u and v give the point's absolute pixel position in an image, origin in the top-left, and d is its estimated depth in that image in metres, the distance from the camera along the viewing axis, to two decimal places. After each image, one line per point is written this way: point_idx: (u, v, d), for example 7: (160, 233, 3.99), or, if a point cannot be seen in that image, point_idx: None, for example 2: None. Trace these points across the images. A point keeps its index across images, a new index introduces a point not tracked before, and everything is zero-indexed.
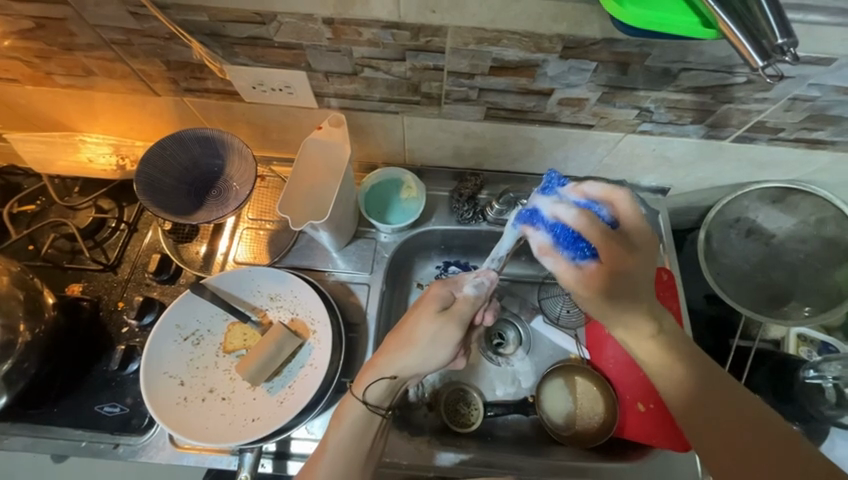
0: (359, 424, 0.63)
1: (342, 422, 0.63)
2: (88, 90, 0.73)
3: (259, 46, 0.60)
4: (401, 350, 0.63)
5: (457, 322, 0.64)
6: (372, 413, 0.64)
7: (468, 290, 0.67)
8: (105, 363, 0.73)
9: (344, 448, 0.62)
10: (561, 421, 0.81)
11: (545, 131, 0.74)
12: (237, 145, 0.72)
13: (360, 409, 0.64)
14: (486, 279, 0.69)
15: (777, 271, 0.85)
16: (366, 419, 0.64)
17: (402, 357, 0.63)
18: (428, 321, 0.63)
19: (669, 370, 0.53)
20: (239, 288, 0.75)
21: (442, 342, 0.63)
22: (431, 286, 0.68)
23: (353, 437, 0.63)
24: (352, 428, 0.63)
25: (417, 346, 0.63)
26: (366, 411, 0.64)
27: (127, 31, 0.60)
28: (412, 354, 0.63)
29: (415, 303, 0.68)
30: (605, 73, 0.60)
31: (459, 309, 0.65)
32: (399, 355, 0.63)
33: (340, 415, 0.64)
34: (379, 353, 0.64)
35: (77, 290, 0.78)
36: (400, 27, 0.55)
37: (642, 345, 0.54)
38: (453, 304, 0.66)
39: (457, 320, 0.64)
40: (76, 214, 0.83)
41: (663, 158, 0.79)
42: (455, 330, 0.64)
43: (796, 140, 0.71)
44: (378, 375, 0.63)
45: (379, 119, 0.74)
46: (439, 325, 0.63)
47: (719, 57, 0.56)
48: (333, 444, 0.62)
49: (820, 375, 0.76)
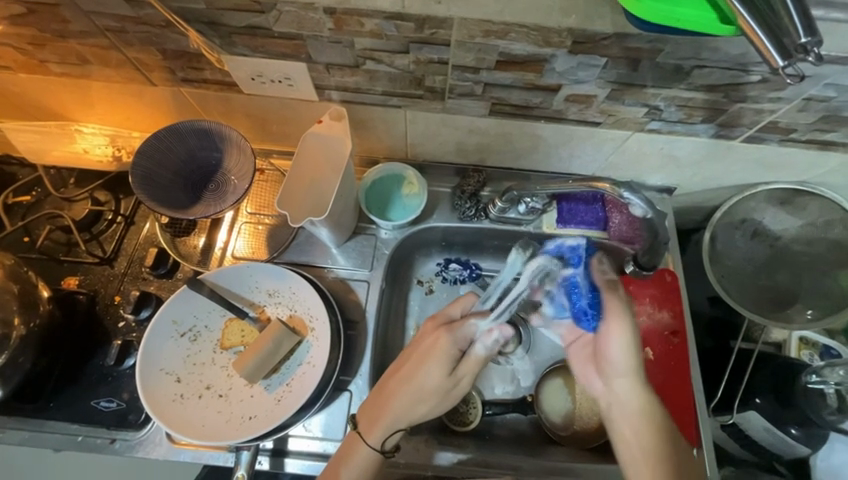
0: (368, 466, 0.64)
1: (352, 462, 0.64)
2: (83, 78, 0.71)
3: (258, 36, 0.58)
4: (420, 402, 0.66)
5: (466, 381, 0.68)
6: (382, 457, 0.65)
7: (479, 349, 0.69)
8: (102, 358, 0.73)
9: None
10: (559, 420, 0.80)
11: (551, 128, 0.72)
12: (236, 138, 0.70)
13: (373, 454, 0.65)
14: (498, 336, 0.69)
15: (781, 274, 0.84)
16: (376, 462, 0.65)
17: (421, 409, 0.66)
18: (443, 378, 0.66)
19: (638, 404, 0.65)
20: (238, 285, 0.74)
21: (453, 395, 0.68)
22: (440, 335, 0.68)
23: (365, 476, 0.64)
24: (364, 468, 0.64)
25: (436, 397, 0.67)
26: (376, 455, 0.64)
27: (121, 18, 0.58)
28: (431, 406, 0.67)
29: (419, 351, 0.68)
30: (615, 69, 0.58)
31: (467, 369, 0.68)
32: (417, 409, 0.66)
33: (349, 452, 0.64)
34: (396, 403, 0.65)
35: (73, 283, 0.77)
36: (404, 18, 0.53)
37: (630, 379, 0.65)
38: (461, 364, 0.68)
39: (463, 382, 0.69)
40: (72, 206, 0.81)
41: (671, 158, 0.77)
42: (465, 385, 0.69)
43: (807, 141, 0.70)
44: (393, 427, 0.65)
45: (381, 113, 0.72)
46: (450, 383, 0.67)
47: (734, 54, 0.54)
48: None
49: (822, 380, 0.74)
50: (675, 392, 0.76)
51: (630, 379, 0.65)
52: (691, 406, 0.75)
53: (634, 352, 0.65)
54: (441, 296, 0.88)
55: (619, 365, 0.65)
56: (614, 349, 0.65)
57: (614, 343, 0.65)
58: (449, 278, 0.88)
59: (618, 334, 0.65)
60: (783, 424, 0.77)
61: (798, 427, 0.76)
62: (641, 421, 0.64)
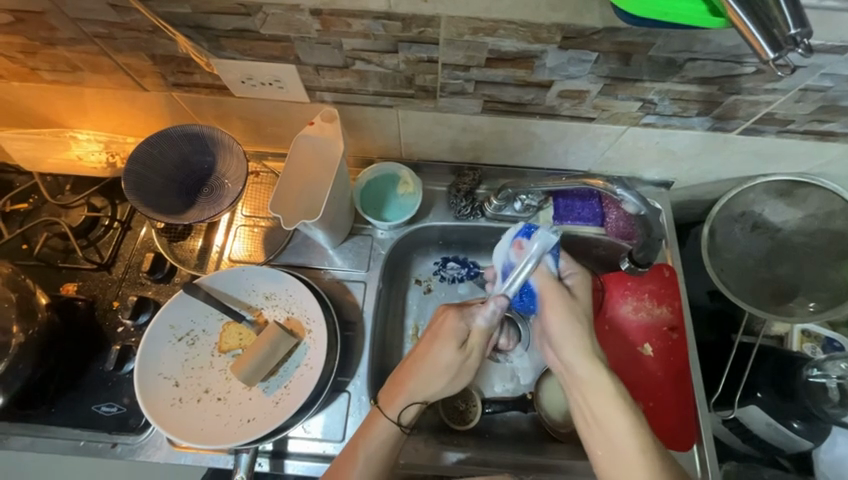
0: (388, 441, 0.64)
1: (371, 439, 0.64)
2: (76, 85, 0.72)
3: (246, 39, 0.58)
4: (434, 379, 0.65)
5: (476, 355, 0.67)
6: (401, 433, 0.65)
7: (481, 322, 0.68)
8: (102, 363, 0.73)
9: (378, 460, 0.63)
10: (560, 417, 0.81)
11: (545, 124, 0.71)
12: (228, 141, 0.70)
13: (391, 428, 0.65)
14: (495, 307, 0.67)
15: (782, 266, 0.83)
16: (396, 438, 0.65)
17: (435, 387, 0.65)
18: (452, 356, 0.65)
19: (593, 380, 0.63)
20: (233, 288, 0.74)
21: (466, 372, 0.67)
22: (446, 315, 0.68)
23: (385, 449, 0.64)
24: (384, 442, 0.64)
25: (447, 374, 0.66)
26: (393, 429, 0.65)
27: (109, 25, 0.58)
28: (444, 381, 0.66)
29: (429, 329, 0.69)
30: (607, 64, 0.57)
31: (476, 341, 0.67)
32: (431, 386, 0.65)
33: (368, 428, 0.65)
34: (410, 377, 0.66)
35: (72, 290, 0.77)
36: (391, 18, 0.53)
37: (581, 357, 0.65)
38: (470, 337, 0.67)
39: (475, 353, 0.67)
40: (69, 213, 0.81)
41: (668, 152, 0.77)
42: (475, 361, 0.67)
43: (806, 132, 0.69)
44: (411, 399, 0.65)
45: (373, 113, 0.72)
46: (462, 356, 0.66)
47: (728, 46, 0.53)
48: (363, 456, 0.63)
49: (823, 374, 0.74)
50: (675, 383, 0.76)
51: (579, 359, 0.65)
52: (690, 400, 0.75)
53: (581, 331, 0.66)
54: (439, 295, 0.88)
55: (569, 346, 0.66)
56: (562, 330, 0.66)
57: (559, 323, 0.67)
58: (448, 277, 0.89)
59: (555, 313, 0.67)
60: (785, 418, 0.77)
61: (801, 421, 0.77)
62: (599, 400, 0.62)
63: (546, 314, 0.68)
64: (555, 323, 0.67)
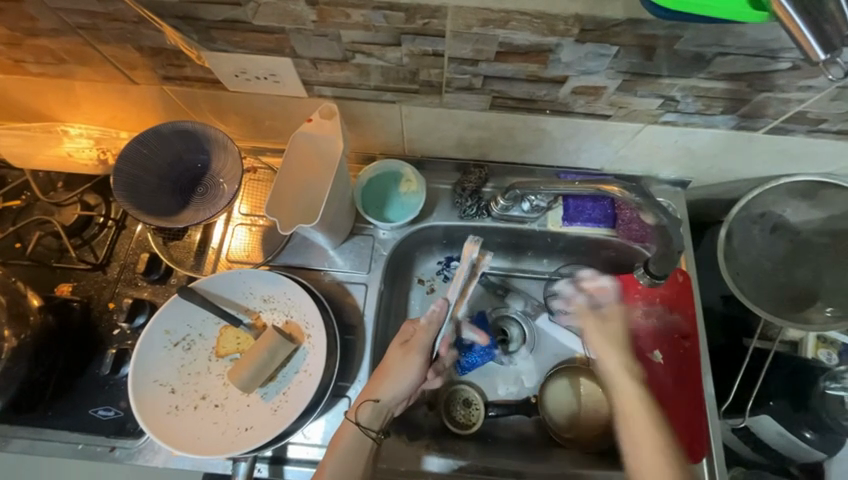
0: (355, 445, 0.64)
1: (340, 446, 0.64)
2: (63, 78, 0.68)
3: (237, 30, 0.54)
4: (382, 376, 0.68)
5: (420, 351, 0.69)
6: (366, 435, 0.65)
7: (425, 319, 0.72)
8: (97, 366, 0.72)
9: (350, 468, 0.62)
10: (564, 421, 0.79)
11: (557, 121, 0.67)
12: (222, 139, 0.67)
13: (357, 434, 0.64)
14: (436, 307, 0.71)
15: (801, 271, 0.80)
16: (361, 441, 0.64)
17: (383, 385, 0.67)
18: (392, 352, 0.69)
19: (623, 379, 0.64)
20: (230, 291, 0.72)
21: (409, 368, 0.68)
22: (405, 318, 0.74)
23: (350, 456, 0.63)
24: (348, 449, 0.63)
25: (390, 372, 0.68)
26: (359, 432, 0.65)
27: (92, 15, 0.54)
28: (392, 376, 0.67)
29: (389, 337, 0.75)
30: (627, 58, 0.53)
31: (418, 339, 0.70)
32: (380, 384, 0.67)
33: (337, 441, 0.64)
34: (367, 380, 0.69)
35: (66, 290, 0.75)
36: (394, 8, 0.48)
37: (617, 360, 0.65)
38: (413, 336, 0.71)
39: (419, 350, 0.70)
40: (61, 210, 0.79)
41: (686, 150, 0.72)
42: (418, 357, 0.69)
43: (838, 131, 0.64)
44: (366, 398, 0.67)
45: (375, 108, 0.68)
46: (405, 353, 0.69)
47: (762, 40, 0.48)
48: (334, 466, 0.62)
49: (843, 386, 0.72)
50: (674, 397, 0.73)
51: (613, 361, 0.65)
52: (702, 412, 0.72)
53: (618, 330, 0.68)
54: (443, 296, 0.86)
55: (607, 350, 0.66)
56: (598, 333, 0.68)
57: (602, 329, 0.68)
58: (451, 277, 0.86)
59: (611, 346, 0.66)
60: (797, 427, 0.75)
61: (813, 431, 0.76)
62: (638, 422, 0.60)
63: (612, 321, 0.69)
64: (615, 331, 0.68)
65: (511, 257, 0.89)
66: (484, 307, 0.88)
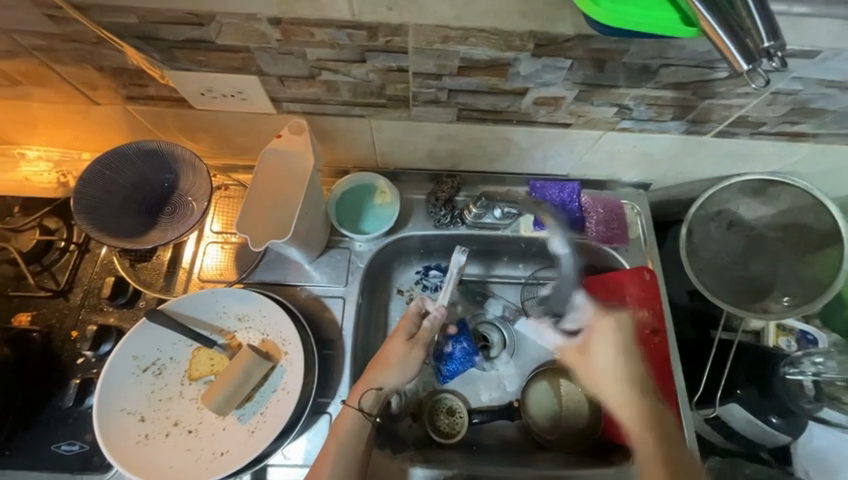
0: (356, 431, 0.65)
1: (342, 432, 0.65)
2: (19, 100, 0.66)
3: (201, 50, 0.54)
4: (384, 368, 0.69)
5: (425, 347, 0.71)
6: (367, 420, 0.66)
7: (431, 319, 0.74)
8: (60, 398, 0.68)
9: (350, 456, 0.64)
10: (546, 424, 0.80)
11: (522, 131, 0.70)
12: (189, 157, 0.66)
13: (358, 419, 0.66)
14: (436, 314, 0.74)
15: (757, 264, 0.85)
16: (361, 427, 0.66)
17: (386, 376, 0.69)
18: (399, 346, 0.70)
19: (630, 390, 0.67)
20: (202, 311, 0.70)
21: (414, 362, 0.70)
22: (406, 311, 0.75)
23: (352, 442, 0.65)
24: (350, 433, 0.65)
25: (394, 364, 0.69)
26: (360, 416, 0.66)
27: (48, 36, 0.53)
28: (398, 368, 0.69)
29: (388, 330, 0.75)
30: (581, 71, 0.56)
31: (424, 336, 0.72)
32: (384, 374, 0.69)
33: (335, 428, 0.66)
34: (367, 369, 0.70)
35: (25, 320, 0.72)
36: (356, 27, 0.50)
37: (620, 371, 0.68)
38: (419, 332, 0.72)
39: (424, 345, 0.71)
40: (19, 236, 0.74)
41: (644, 155, 0.76)
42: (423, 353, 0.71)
43: (777, 133, 0.69)
44: (368, 386, 0.68)
45: (345, 123, 0.69)
46: (409, 348, 0.71)
47: (700, 52, 0.52)
48: (335, 453, 0.63)
49: (799, 371, 0.76)
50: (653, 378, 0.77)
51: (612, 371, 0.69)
52: (674, 404, 0.75)
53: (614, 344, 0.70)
54: None
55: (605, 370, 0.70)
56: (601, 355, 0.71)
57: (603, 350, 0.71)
58: (430, 285, 0.87)
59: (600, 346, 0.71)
60: (764, 413, 0.79)
61: (779, 416, 0.79)
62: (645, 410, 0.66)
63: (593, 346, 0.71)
64: (604, 360, 0.70)
65: (487, 263, 0.91)
66: (463, 314, 0.88)
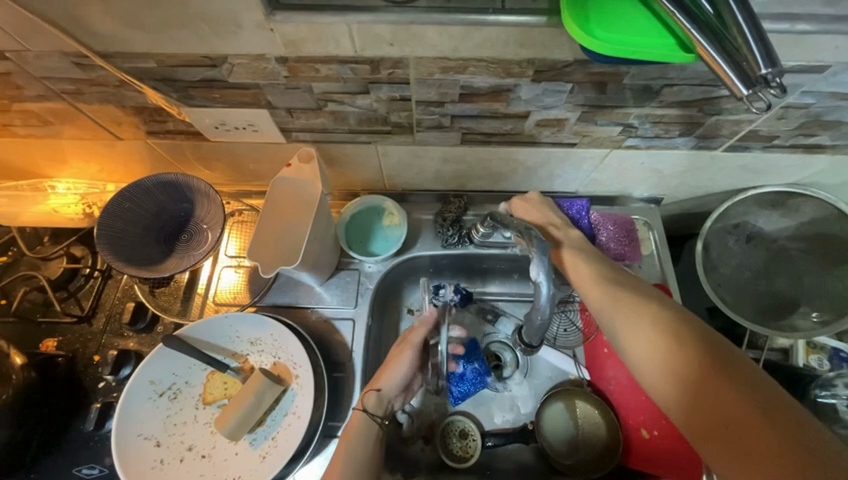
0: (364, 432, 0.66)
1: (352, 432, 0.65)
2: (50, 138, 0.71)
3: (214, 88, 0.57)
4: (381, 368, 0.72)
5: (414, 344, 0.73)
6: (372, 421, 0.67)
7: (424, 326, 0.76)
8: (82, 421, 0.70)
9: (363, 458, 0.63)
10: (564, 449, 0.78)
11: (527, 151, 0.70)
12: (204, 187, 0.69)
13: (364, 420, 0.67)
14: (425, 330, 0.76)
15: (781, 279, 0.81)
16: (369, 427, 0.66)
17: (381, 373, 0.71)
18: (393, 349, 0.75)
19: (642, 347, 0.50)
20: (216, 336, 0.72)
21: (404, 359, 0.72)
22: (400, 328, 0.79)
23: (363, 443, 0.65)
24: (360, 436, 0.65)
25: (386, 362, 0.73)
26: (365, 417, 0.67)
27: (76, 81, 0.57)
28: (392, 365, 0.72)
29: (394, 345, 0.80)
30: (582, 93, 0.56)
31: (414, 336, 0.75)
32: (380, 373, 0.71)
33: (347, 432, 0.66)
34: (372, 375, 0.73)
35: (51, 346, 0.75)
36: (359, 61, 0.52)
37: (626, 333, 0.52)
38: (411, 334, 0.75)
39: (410, 342, 0.74)
40: (48, 265, 0.79)
41: (653, 170, 0.76)
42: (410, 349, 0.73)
43: (792, 146, 0.67)
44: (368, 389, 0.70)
45: (353, 149, 0.71)
46: (399, 347, 0.74)
47: (702, 72, 0.52)
48: (346, 454, 0.63)
49: (832, 394, 0.72)
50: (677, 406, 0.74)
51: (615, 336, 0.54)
52: None
53: (614, 305, 0.56)
54: None
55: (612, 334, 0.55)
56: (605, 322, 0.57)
57: (604, 319, 0.57)
58: None
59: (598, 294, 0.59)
60: None
61: None
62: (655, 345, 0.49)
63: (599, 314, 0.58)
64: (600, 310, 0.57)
65: (497, 281, 0.90)
66: (474, 334, 0.87)
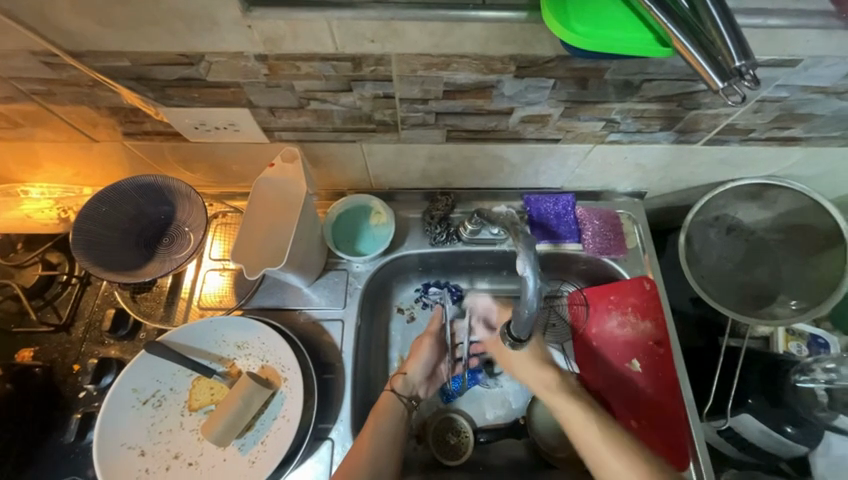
0: (394, 411, 0.72)
1: (380, 411, 0.72)
2: (20, 141, 0.68)
3: (192, 87, 0.55)
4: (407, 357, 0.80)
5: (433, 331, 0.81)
6: (399, 400, 0.74)
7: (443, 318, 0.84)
8: (62, 433, 0.68)
9: (390, 433, 0.69)
10: (555, 442, 0.79)
11: (512, 148, 0.70)
12: (184, 189, 0.67)
13: (394, 401, 0.74)
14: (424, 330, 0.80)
15: (760, 269, 0.83)
16: (398, 406, 0.73)
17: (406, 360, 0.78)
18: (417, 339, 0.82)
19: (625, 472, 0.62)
20: (200, 341, 0.70)
21: (426, 346, 0.79)
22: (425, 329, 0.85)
23: (394, 420, 0.71)
24: (391, 412, 0.72)
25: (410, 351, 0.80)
26: (393, 397, 0.74)
27: (46, 81, 0.55)
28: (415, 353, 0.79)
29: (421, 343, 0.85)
30: (565, 89, 0.57)
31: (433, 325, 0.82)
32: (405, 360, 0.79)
33: (377, 408, 0.72)
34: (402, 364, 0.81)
35: (28, 356, 0.72)
36: (340, 59, 0.51)
37: (613, 460, 0.64)
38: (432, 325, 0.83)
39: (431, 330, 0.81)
40: (22, 272, 0.75)
41: (636, 165, 0.77)
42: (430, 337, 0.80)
43: (768, 139, 0.69)
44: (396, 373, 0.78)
45: (337, 148, 0.70)
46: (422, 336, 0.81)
47: (681, 66, 0.53)
48: (373, 431, 0.68)
49: (811, 379, 0.74)
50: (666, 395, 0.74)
51: (601, 460, 0.65)
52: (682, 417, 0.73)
53: (598, 431, 0.67)
54: (423, 322, 0.87)
55: (589, 453, 0.66)
56: (582, 436, 0.67)
57: (582, 430, 0.68)
58: (430, 303, 0.88)
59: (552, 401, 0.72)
60: (777, 423, 0.77)
61: (794, 425, 0.77)
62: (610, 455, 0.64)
63: (573, 426, 0.69)
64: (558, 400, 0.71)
65: (486, 278, 0.90)
66: None
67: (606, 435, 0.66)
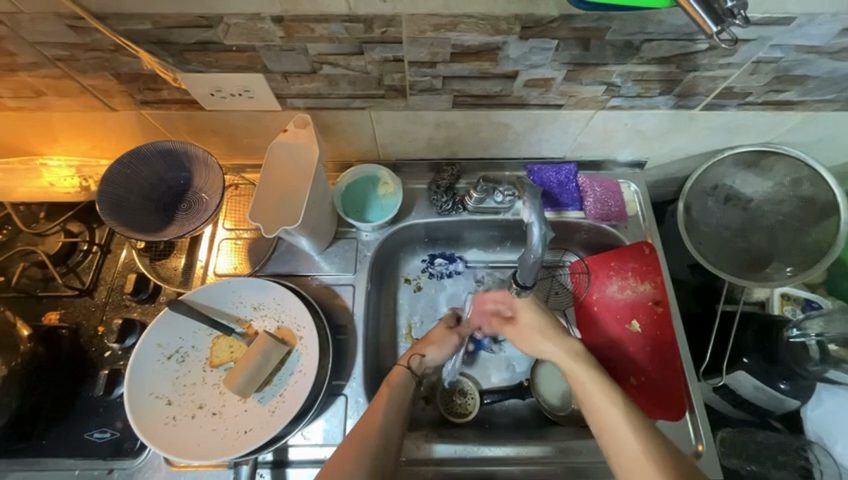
0: (405, 382, 0.73)
1: (394, 380, 0.72)
2: (41, 110, 0.71)
3: (210, 51, 0.58)
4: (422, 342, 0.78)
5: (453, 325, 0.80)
6: (413, 377, 0.75)
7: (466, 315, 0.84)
8: (89, 390, 0.72)
9: (398, 402, 0.69)
10: (557, 402, 0.82)
11: (516, 114, 0.73)
12: (202, 155, 0.70)
13: (407, 374, 0.74)
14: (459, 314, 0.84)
15: (756, 235, 0.86)
16: (408, 383, 0.73)
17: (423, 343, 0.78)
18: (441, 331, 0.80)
19: (635, 453, 0.58)
20: (221, 302, 0.74)
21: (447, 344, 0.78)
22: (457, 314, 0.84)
23: (405, 392, 0.72)
24: (401, 386, 0.72)
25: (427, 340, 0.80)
26: (408, 373, 0.74)
27: (70, 46, 0.58)
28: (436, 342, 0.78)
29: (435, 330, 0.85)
30: (567, 50, 0.59)
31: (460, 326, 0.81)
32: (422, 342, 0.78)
33: (390, 380, 0.73)
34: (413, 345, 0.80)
35: (54, 318, 0.76)
36: (354, 20, 0.53)
37: (623, 434, 0.60)
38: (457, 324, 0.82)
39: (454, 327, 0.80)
40: (44, 241, 0.79)
41: (636, 132, 0.79)
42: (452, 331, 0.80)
43: (764, 103, 0.71)
44: (413, 352, 0.77)
45: (346, 116, 0.72)
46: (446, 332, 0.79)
47: (679, 25, 0.55)
48: (387, 400, 0.69)
49: (803, 333, 0.77)
50: (664, 354, 0.77)
51: (608, 432, 0.62)
52: (680, 374, 0.76)
53: (616, 405, 0.63)
54: (429, 292, 0.90)
55: (589, 410, 0.65)
56: (595, 404, 0.64)
57: (596, 399, 0.65)
58: (436, 273, 0.91)
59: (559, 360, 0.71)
60: (772, 379, 0.79)
61: (786, 381, 0.78)
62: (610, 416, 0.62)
63: (586, 395, 0.66)
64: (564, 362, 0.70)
65: (490, 248, 0.93)
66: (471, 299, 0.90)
67: (625, 412, 0.62)
